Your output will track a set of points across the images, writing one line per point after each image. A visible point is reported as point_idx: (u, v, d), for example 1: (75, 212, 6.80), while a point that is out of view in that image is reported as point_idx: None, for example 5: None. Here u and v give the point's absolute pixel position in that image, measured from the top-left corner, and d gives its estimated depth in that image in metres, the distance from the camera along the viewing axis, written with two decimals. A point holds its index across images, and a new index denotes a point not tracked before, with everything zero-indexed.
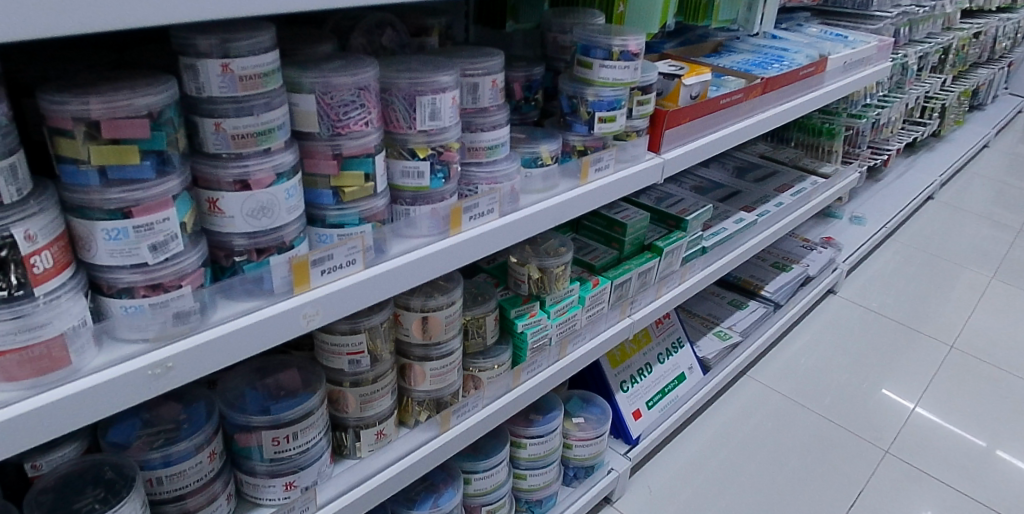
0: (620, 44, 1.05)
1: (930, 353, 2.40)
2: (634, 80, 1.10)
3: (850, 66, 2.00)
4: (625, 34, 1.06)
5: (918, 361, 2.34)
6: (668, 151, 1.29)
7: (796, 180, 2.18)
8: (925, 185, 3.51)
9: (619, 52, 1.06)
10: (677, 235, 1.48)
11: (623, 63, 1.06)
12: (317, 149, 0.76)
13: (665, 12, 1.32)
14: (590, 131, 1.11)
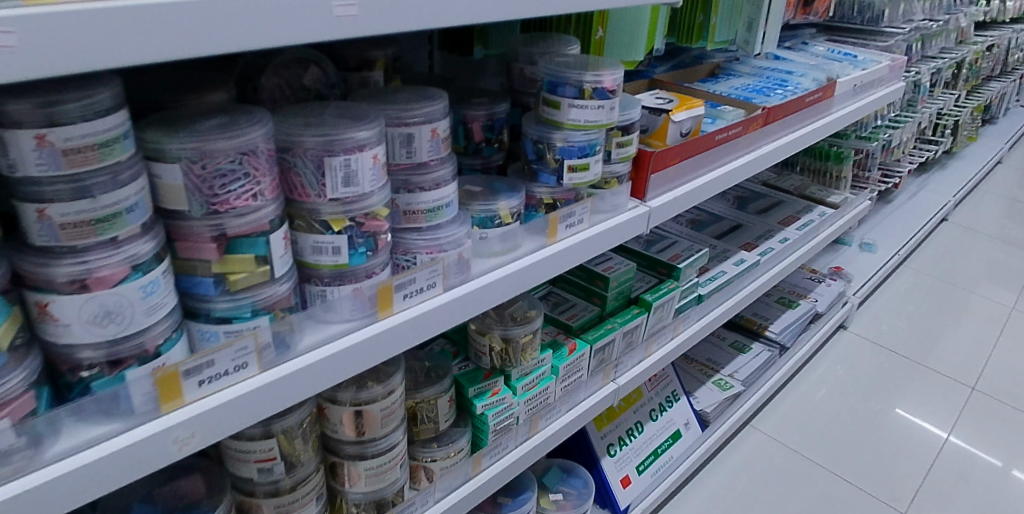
0: (592, 80, 0.89)
1: (949, 395, 2.22)
2: (611, 122, 0.93)
3: (861, 89, 1.84)
4: (600, 68, 0.90)
5: (934, 404, 2.17)
6: (655, 197, 1.12)
7: (801, 212, 2.02)
8: (937, 207, 3.34)
9: (592, 90, 0.89)
10: (668, 286, 1.32)
11: (596, 102, 0.90)
12: (191, 230, 0.60)
13: (650, 39, 1.17)
14: (559, 182, 0.94)
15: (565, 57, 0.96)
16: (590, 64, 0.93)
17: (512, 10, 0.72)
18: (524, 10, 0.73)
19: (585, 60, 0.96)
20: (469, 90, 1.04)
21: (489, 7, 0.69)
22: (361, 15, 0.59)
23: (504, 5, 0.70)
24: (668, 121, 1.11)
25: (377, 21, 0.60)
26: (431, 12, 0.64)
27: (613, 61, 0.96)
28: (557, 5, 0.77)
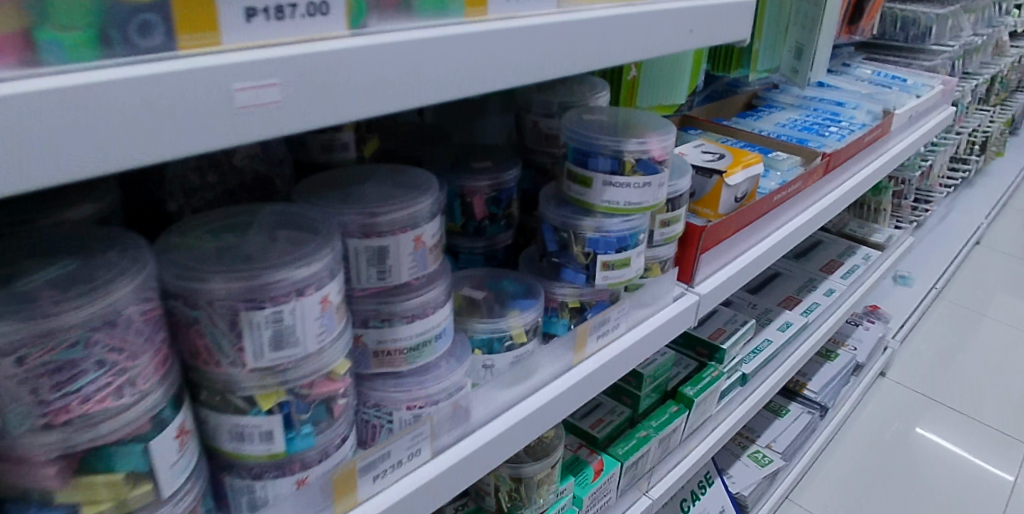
0: (636, 149, 0.65)
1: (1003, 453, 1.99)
2: (658, 201, 0.69)
3: (916, 118, 1.62)
4: (643, 132, 0.67)
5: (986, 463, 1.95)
6: (705, 280, 0.89)
7: (843, 255, 1.79)
8: (971, 231, 3.12)
9: (634, 162, 0.66)
10: (710, 373, 1.09)
11: (640, 179, 0.66)
12: (15, 448, 0.37)
13: (694, 78, 0.95)
14: (589, 281, 0.69)
15: (594, 113, 0.73)
16: (630, 126, 0.70)
17: (531, 72, 0.48)
18: (551, 71, 0.50)
19: (622, 120, 0.73)
20: (466, 149, 0.81)
21: (498, 71, 0.46)
22: (287, 102, 0.35)
23: (520, 66, 0.47)
24: (721, 185, 0.87)
25: (313, 110, 0.37)
26: (407, 85, 0.41)
27: (658, 118, 0.73)
28: (596, 57, 0.53)
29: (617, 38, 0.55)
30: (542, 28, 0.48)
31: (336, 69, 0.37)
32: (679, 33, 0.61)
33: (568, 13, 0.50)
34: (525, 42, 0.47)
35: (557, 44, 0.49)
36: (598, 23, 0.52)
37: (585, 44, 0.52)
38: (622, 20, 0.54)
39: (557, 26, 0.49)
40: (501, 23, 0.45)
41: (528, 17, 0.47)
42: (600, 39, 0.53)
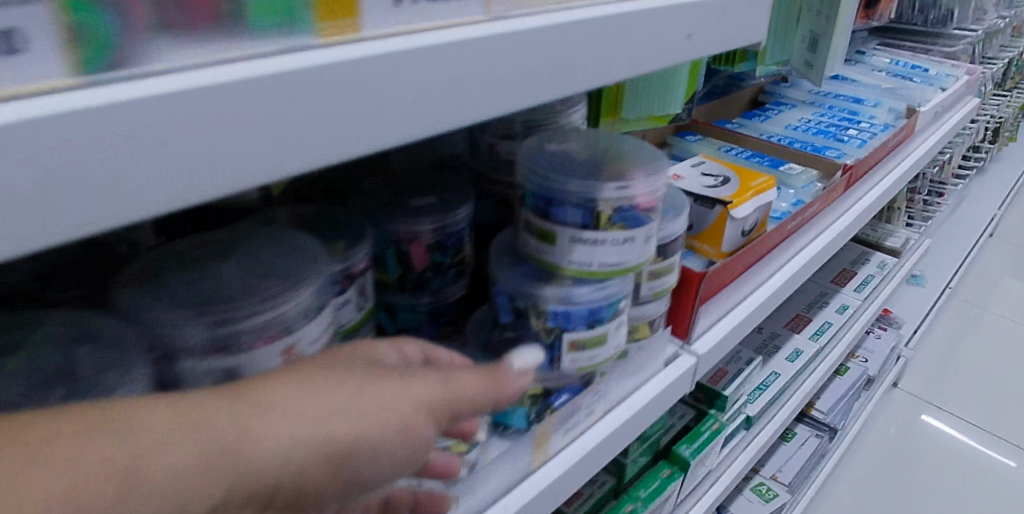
0: (614, 196, 0.49)
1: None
2: (645, 261, 0.52)
3: (941, 113, 1.45)
4: (624, 173, 0.50)
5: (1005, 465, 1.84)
6: (704, 333, 0.73)
7: (855, 264, 1.63)
8: (988, 223, 2.94)
9: (611, 213, 0.49)
10: (708, 425, 0.94)
11: (622, 235, 0.49)
12: None
13: (691, 84, 0.78)
14: (554, 366, 0.53)
15: (563, 141, 0.56)
16: (611, 163, 0.54)
17: (450, 114, 0.32)
18: (484, 109, 0.33)
19: (603, 153, 0.56)
20: (401, 177, 0.64)
21: (392, 117, 0.29)
22: None
23: (428, 105, 0.31)
24: (726, 217, 0.70)
25: (29, 225, 0.21)
26: (225, 161, 0.25)
27: (653, 149, 0.57)
28: (556, 83, 0.37)
29: (588, 54, 0.38)
30: (461, 46, 0.31)
31: (64, 155, 0.21)
32: (676, 39, 0.44)
33: (509, 19, 0.34)
34: (435, 69, 0.30)
35: (490, 68, 0.33)
36: (558, 33, 0.36)
37: (540, 64, 0.35)
38: (595, 26, 0.38)
39: (488, 40, 0.32)
40: (394, 41, 0.29)
41: (440, 29, 0.31)
42: (562, 58, 0.36)
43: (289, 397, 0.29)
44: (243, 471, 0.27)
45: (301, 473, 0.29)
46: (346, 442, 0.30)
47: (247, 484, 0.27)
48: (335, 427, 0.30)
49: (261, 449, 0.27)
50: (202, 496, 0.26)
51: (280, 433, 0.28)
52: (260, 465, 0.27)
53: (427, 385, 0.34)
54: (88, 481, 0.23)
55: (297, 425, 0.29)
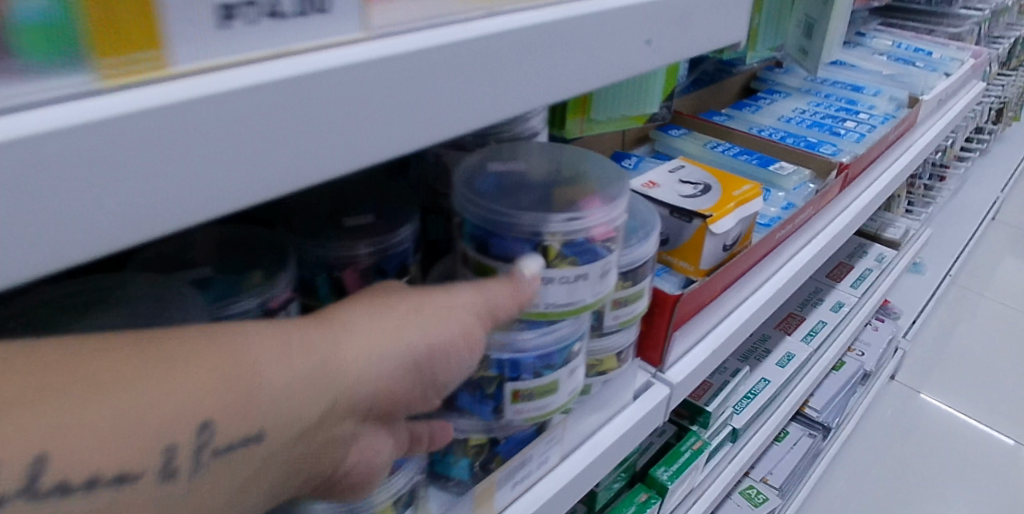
0: (562, 228, 0.42)
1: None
2: (601, 298, 0.46)
3: (945, 100, 1.37)
4: (573, 201, 0.44)
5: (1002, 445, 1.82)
6: (679, 357, 0.66)
7: (852, 257, 1.56)
8: (992, 207, 2.85)
9: (560, 248, 0.42)
10: (688, 443, 0.88)
11: (573, 273, 0.42)
12: None
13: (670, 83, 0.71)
14: (498, 417, 0.47)
15: (514, 159, 0.49)
16: (565, 186, 0.47)
17: (320, 166, 0.25)
18: (369, 156, 0.26)
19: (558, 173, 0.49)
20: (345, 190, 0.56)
21: (250, 164, 0.23)
22: None
23: (283, 159, 0.24)
24: (705, 232, 0.63)
25: (90, 234, 0.20)
26: (145, 183, 0.21)
27: (615, 168, 0.50)
28: (475, 112, 0.30)
29: (517, 74, 0.31)
30: (330, 80, 0.24)
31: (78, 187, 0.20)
32: (634, 50, 0.37)
33: (405, 35, 0.27)
34: (292, 112, 0.23)
35: (375, 103, 0.26)
36: (473, 50, 0.28)
37: (449, 92, 0.28)
38: (525, 39, 0.30)
39: (369, 67, 0.25)
40: (226, 79, 0.22)
41: (301, 56, 0.23)
42: (480, 80, 0.29)
43: (364, 321, 0.32)
44: (343, 377, 0.30)
45: (382, 387, 0.32)
46: (416, 361, 0.33)
47: (343, 388, 0.30)
48: (408, 345, 0.32)
49: (351, 358, 0.30)
50: (308, 405, 0.29)
51: (361, 353, 0.31)
52: (350, 381, 0.30)
53: (479, 299, 0.37)
54: (189, 405, 0.25)
55: (375, 347, 0.31)
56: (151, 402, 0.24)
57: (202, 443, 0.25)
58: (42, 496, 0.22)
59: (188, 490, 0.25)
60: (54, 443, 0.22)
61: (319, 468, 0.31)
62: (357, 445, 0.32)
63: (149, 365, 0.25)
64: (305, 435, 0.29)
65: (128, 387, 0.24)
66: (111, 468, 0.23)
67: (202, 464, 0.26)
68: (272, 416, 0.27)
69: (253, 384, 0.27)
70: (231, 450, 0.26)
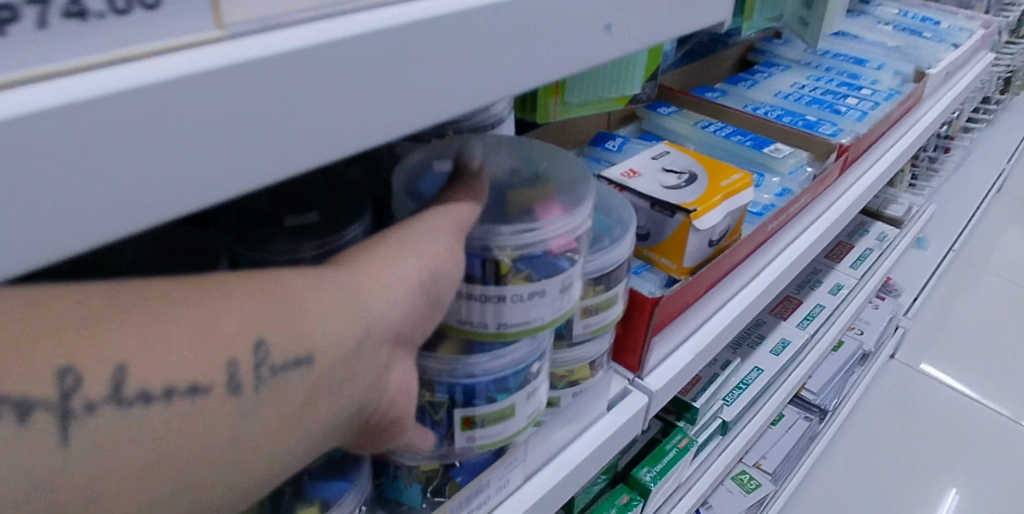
0: (515, 240, 0.37)
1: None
2: (563, 314, 0.41)
3: (953, 73, 1.30)
4: (529, 211, 0.39)
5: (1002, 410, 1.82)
6: (659, 361, 0.61)
7: (852, 236, 1.50)
8: (997, 178, 2.77)
9: (513, 264, 0.37)
10: (674, 440, 0.84)
11: (527, 291, 0.37)
12: None
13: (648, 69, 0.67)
14: (446, 445, 0.42)
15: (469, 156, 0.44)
16: (522, 190, 0.42)
17: (153, 200, 0.21)
18: (224, 184, 0.22)
19: (515, 174, 0.44)
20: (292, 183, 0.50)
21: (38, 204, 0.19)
22: None
23: (97, 193, 0.20)
24: (688, 228, 0.57)
25: None
26: None
27: (582, 168, 0.45)
28: (358, 124, 0.25)
29: (419, 77, 0.27)
30: (154, 98, 0.20)
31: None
32: (570, 43, 0.33)
33: (264, 36, 0.22)
34: (106, 140, 0.19)
35: (224, 122, 0.21)
36: (357, 52, 0.24)
37: (327, 102, 0.24)
38: (427, 35, 0.26)
39: (209, 80, 0.21)
40: (8, 99, 0.18)
41: (114, 69, 0.19)
42: (370, 86, 0.25)
43: (381, 264, 0.31)
44: (366, 320, 0.29)
45: (410, 314, 0.31)
46: (437, 285, 0.33)
47: (370, 330, 0.29)
48: (427, 283, 0.32)
49: (374, 303, 0.29)
50: (350, 328, 0.28)
51: (387, 278, 0.30)
52: (381, 307, 0.30)
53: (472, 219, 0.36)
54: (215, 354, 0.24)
55: (399, 286, 0.31)
56: (206, 320, 0.24)
57: (261, 359, 0.25)
58: (128, 404, 0.22)
59: (253, 411, 0.25)
60: (128, 353, 0.22)
61: (369, 404, 0.30)
62: (399, 378, 0.32)
63: (187, 308, 0.24)
64: (352, 361, 0.28)
65: (185, 304, 0.24)
66: (181, 378, 0.23)
67: (265, 381, 0.25)
68: (318, 337, 0.27)
69: (294, 306, 0.27)
70: (287, 371, 0.26)
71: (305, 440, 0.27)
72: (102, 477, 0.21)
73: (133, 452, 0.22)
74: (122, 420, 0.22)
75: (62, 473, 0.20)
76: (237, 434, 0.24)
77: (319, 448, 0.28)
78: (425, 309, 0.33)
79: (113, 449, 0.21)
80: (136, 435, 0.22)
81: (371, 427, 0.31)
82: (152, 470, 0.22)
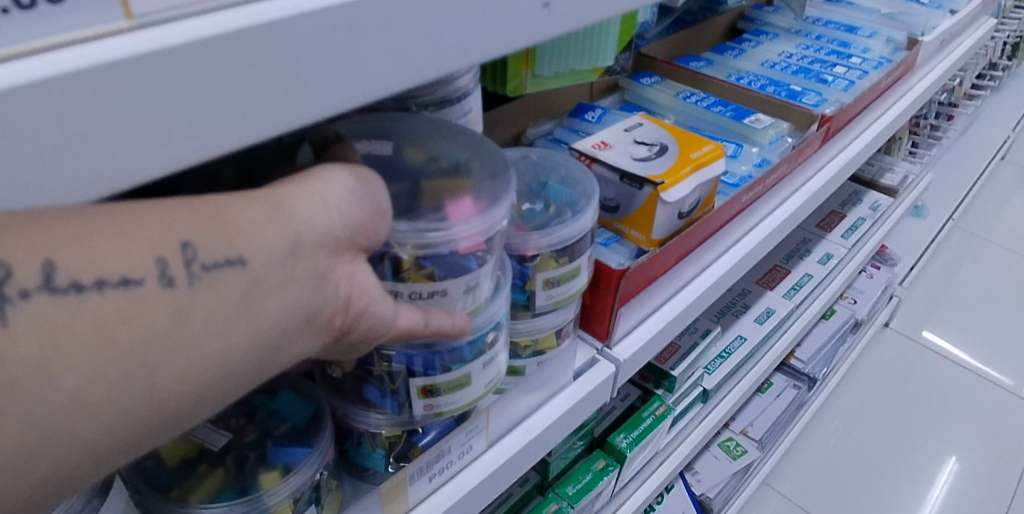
0: (414, 238, 0.39)
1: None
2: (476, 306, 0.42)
3: (948, 41, 1.28)
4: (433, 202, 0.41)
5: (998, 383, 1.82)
6: (626, 332, 0.62)
7: (845, 205, 1.49)
8: (1000, 146, 2.74)
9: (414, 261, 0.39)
10: (652, 408, 0.85)
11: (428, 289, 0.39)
12: None
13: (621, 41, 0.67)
14: (404, 413, 0.44)
15: (388, 138, 0.45)
16: (439, 182, 0.43)
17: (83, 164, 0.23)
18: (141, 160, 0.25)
19: (434, 164, 0.45)
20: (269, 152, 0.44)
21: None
22: None
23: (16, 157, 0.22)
24: (655, 200, 0.58)
25: None
26: None
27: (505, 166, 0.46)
28: (271, 107, 0.27)
29: (347, 55, 0.28)
30: (65, 84, 0.22)
31: None
32: (505, 20, 0.34)
33: (166, 29, 0.24)
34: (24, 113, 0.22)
35: (122, 108, 0.23)
36: (268, 38, 0.26)
37: (246, 82, 0.26)
38: (348, 22, 0.28)
39: (104, 73, 0.23)
40: None
41: (3, 67, 0.21)
42: (292, 66, 0.27)
43: (319, 181, 0.33)
44: (301, 225, 0.31)
45: (354, 218, 0.33)
46: (372, 191, 0.34)
47: (310, 235, 0.31)
48: (360, 203, 0.33)
49: (306, 209, 0.31)
50: (285, 229, 0.30)
51: (318, 183, 0.32)
52: (318, 212, 0.31)
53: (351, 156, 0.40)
54: (126, 260, 0.26)
55: (335, 200, 0.32)
56: (132, 228, 0.27)
57: (190, 258, 0.27)
58: (60, 291, 0.24)
59: (193, 309, 0.27)
60: (53, 252, 0.25)
61: (333, 307, 0.32)
62: (362, 281, 0.33)
63: (96, 219, 0.26)
64: (294, 264, 0.30)
65: (111, 212, 0.26)
66: (111, 272, 0.25)
67: (198, 277, 0.27)
68: (251, 241, 0.29)
69: (226, 216, 0.29)
70: (221, 269, 0.28)
71: (256, 341, 0.29)
72: (43, 364, 0.24)
73: (67, 338, 0.24)
74: (55, 308, 0.24)
75: (4, 353, 0.23)
76: (179, 329, 0.27)
77: (281, 350, 0.30)
78: (372, 220, 0.34)
79: (52, 338, 0.24)
80: (70, 324, 0.24)
81: (343, 335, 0.34)
82: (68, 365, 0.24)
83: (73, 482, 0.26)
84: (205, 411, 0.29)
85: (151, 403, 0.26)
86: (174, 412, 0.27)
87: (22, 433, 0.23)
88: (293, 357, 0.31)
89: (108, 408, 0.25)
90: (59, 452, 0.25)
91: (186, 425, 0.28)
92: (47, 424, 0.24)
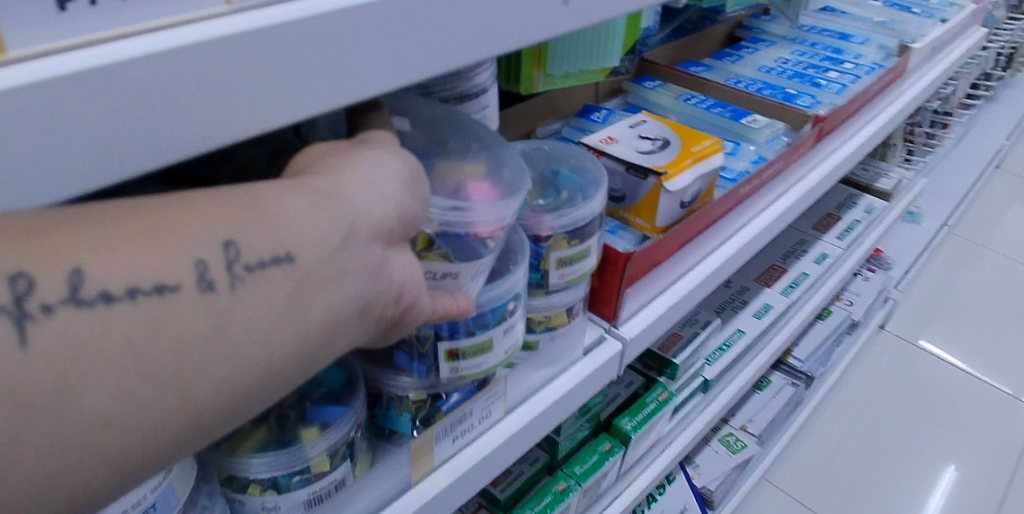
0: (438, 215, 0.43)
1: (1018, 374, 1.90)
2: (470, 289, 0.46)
3: (938, 49, 1.33)
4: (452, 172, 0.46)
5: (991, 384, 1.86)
6: (632, 316, 0.66)
7: (841, 208, 1.53)
8: (995, 154, 2.78)
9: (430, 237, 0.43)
10: (655, 393, 0.89)
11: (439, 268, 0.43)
12: None
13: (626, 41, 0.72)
14: (431, 376, 0.48)
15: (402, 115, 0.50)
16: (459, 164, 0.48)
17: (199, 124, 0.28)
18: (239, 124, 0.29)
19: (443, 144, 0.49)
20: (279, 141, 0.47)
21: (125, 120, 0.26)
22: None
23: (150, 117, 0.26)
24: (659, 190, 0.62)
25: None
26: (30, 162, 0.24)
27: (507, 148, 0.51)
28: (330, 86, 0.31)
29: (392, 43, 0.33)
30: (183, 60, 0.26)
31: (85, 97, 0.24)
32: (526, 19, 0.38)
33: (254, 13, 0.28)
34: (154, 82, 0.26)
35: (221, 85, 0.28)
36: (333, 24, 0.30)
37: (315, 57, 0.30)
38: (395, 14, 0.32)
39: (213, 47, 0.27)
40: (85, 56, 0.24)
41: (130, 42, 0.25)
42: (350, 50, 0.31)
43: (369, 170, 0.35)
44: (358, 215, 0.33)
45: (407, 208, 0.36)
46: (415, 182, 0.37)
47: (365, 223, 0.33)
48: (400, 195, 0.36)
49: (362, 199, 0.34)
50: (337, 223, 0.32)
51: (369, 173, 0.35)
52: (371, 201, 0.34)
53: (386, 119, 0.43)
54: (153, 270, 0.27)
55: (384, 192, 0.35)
56: (167, 234, 0.28)
57: (232, 258, 0.29)
58: (87, 303, 0.26)
59: (232, 311, 0.29)
60: (81, 261, 0.26)
61: (387, 297, 0.35)
62: (413, 272, 0.36)
63: (124, 233, 0.27)
64: (344, 257, 0.32)
65: (155, 207, 0.28)
66: (145, 280, 0.27)
67: (239, 278, 0.29)
68: (296, 238, 0.31)
69: (269, 210, 0.31)
70: (266, 267, 0.30)
71: (302, 338, 0.31)
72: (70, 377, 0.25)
73: (98, 348, 0.26)
74: (85, 319, 0.25)
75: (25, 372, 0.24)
76: (217, 331, 0.28)
77: (333, 340, 0.33)
78: (416, 211, 0.37)
79: (82, 349, 0.25)
80: (95, 337, 0.26)
81: (395, 322, 0.37)
82: (106, 371, 0.25)
83: (123, 480, 0.28)
84: (254, 405, 0.31)
85: (194, 404, 0.28)
86: (213, 411, 0.29)
87: (62, 438, 0.25)
88: (346, 345, 0.34)
89: (147, 411, 0.27)
90: (101, 456, 0.26)
91: (235, 418, 0.30)
92: (90, 429, 0.25)
